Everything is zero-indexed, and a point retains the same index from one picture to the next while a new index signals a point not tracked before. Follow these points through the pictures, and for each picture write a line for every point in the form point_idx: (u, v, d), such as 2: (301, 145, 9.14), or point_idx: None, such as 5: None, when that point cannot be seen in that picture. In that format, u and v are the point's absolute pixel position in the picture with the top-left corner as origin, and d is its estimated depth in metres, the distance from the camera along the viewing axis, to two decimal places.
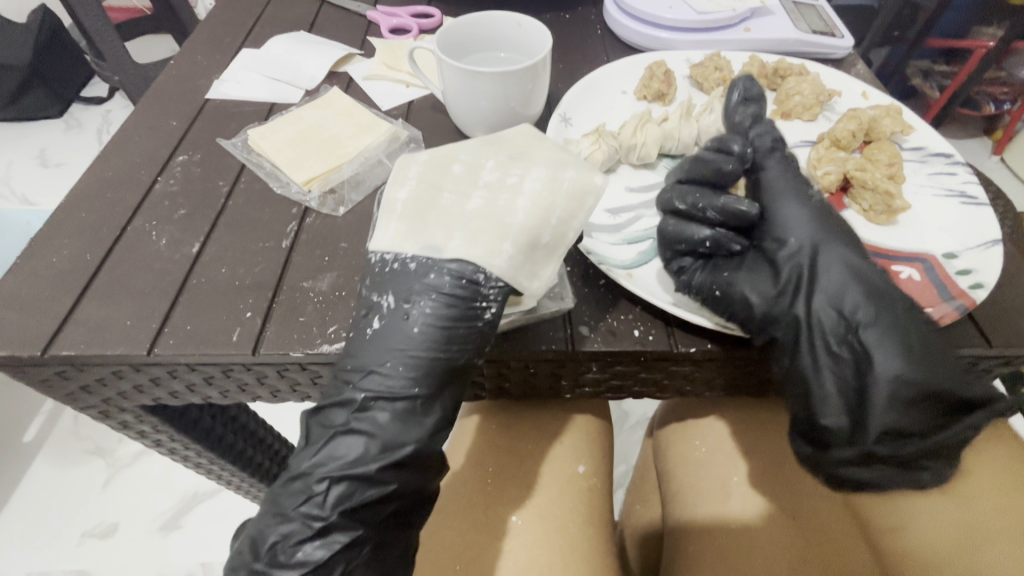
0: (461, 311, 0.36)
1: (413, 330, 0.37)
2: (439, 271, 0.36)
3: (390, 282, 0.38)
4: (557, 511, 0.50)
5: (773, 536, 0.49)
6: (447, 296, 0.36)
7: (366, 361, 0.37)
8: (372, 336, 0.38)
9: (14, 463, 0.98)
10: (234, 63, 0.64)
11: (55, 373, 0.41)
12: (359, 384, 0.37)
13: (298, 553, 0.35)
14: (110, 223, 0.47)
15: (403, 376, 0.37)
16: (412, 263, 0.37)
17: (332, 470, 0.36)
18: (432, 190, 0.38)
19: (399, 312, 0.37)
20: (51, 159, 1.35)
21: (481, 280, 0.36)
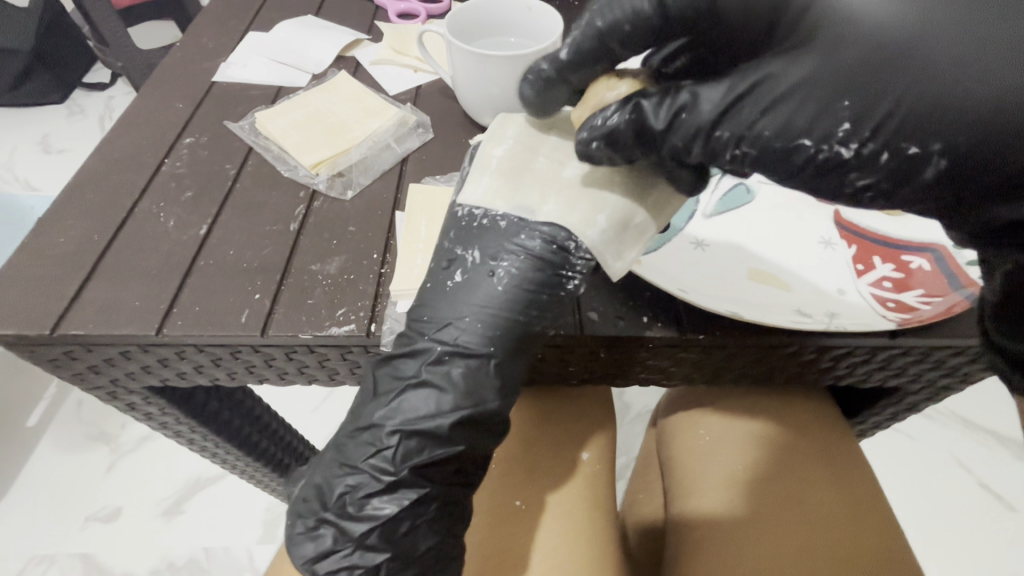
0: (549, 276, 0.37)
1: (497, 289, 0.37)
2: (531, 232, 0.37)
3: (478, 237, 0.38)
4: (563, 496, 0.51)
5: (783, 525, 0.49)
6: (536, 258, 0.37)
7: (444, 314, 0.38)
8: (452, 288, 0.38)
9: (17, 448, 0.99)
10: (239, 47, 0.63)
11: (63, 353, 0.41)
12: (435, 336, 0.37)
13: (367, 507, 0.36)
14: (118, 205, 0.47)
15: (480, 334, 0.37)
16: (504, 220, 0.38)
17: (401, 423, 0.36)
18: (529, 152, 0.40)
19: (483, 269, 0.38)
20: (54, 145, 1.35)
21: (572, 247, 0.37)
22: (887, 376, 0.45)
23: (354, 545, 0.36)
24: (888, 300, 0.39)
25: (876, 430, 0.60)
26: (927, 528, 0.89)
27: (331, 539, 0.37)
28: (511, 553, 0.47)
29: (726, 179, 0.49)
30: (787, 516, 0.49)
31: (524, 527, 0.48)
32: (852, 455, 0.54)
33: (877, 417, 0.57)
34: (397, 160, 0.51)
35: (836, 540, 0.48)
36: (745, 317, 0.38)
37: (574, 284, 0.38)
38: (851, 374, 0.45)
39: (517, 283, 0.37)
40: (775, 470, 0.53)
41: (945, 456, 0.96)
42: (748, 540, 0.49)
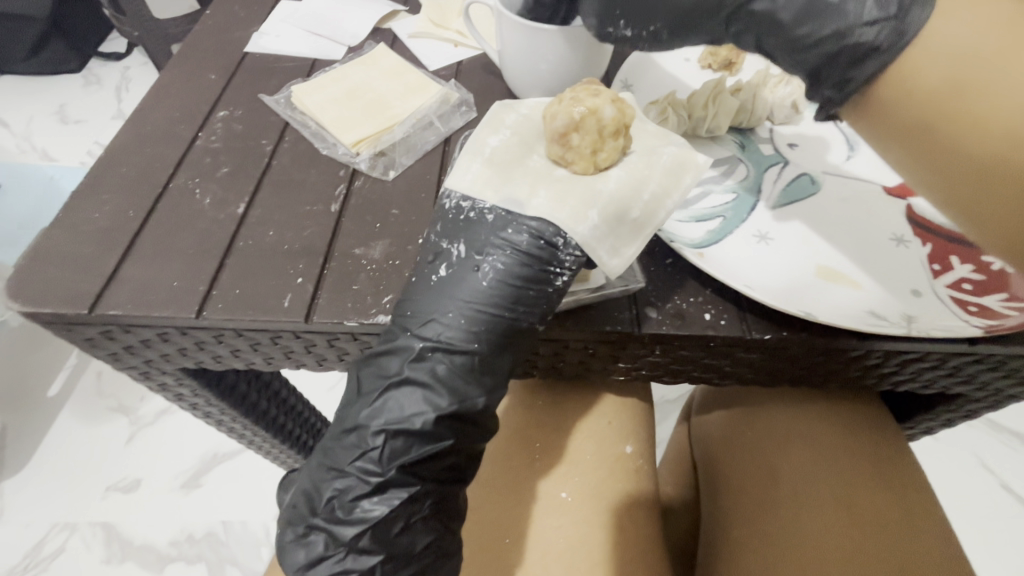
0: (537, 271, 0.35)
1: (480, 284, 0.35)
2: (519, 226, 0.35)
3: (465, 230, 0.36)
4: (605, 490, 0.49)
5: (825, 522, 0.48)
6: (523, 253, 0.35)
7: (426, 309, 0.36)
8: (436, 283, 0.36)
9: (41, 416, 0.99)
10: (273, 16, 0.61)
11: (99, 333, 0.39)
12: (417, 332, 0.35)
13: (357, 509, 0.35)
14: (152, 179, 0.45)
15: (463, 329, 0.35)
16: (491, 213, 0.36)
17: (388, 423, 0.35)
18: (524, 147, 0.38)
19: (469, 264, 0.36)
20: (71, 115, 1.33)
21: (560, 244, 0.35)
22: (953, 382, 0.43)
23: (345, 550, 0.35)
24: (969, 304, 0.37)
25: (922, 434, 0.58)
26: None
27: (322, 544, 0.35)
28: (535, 548, 0.46)
29: (789, 169, 0.46)
30: (829, 511, 0.48)
31: (552, 520, 0.47)
32: (894, 447, 0.52)
33: (928, 422, 0.55)
34: (440, 139, 0.49)
35: (877, 535, 0.46)
36: (819, 318, 0.36)
37: (566, 279, 0.36)
38: (914, 380, 0.42)
39: (500, 280, 0.35)
40: (809, 465, 0.51)
41: (968, 456, 0.94)
42: (785, 536, 0.48)
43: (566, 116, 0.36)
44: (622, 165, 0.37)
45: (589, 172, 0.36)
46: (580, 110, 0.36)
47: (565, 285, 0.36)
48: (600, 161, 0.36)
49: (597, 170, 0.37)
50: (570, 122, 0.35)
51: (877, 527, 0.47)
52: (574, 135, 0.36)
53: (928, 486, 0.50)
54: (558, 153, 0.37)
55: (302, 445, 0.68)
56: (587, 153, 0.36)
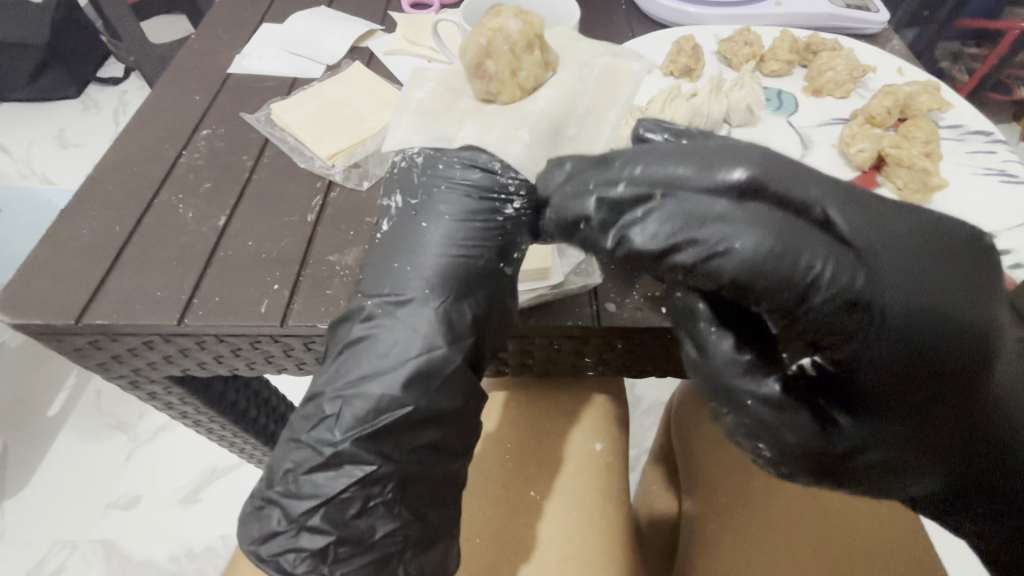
0: (480, 200, 0.37)
1: (421, 226, 0.38)
2: (449, 163, 0.38)
3: (400, 183, 0.39)
4: (578, 488, 0.51)
5: (796, 519, 0.48)
6: (460, 185, 0.38)
7: (374, 264, 0.38)
8: (382, 239, 0.39)
9: (40, 437, 1.01)
10: (255, 38, 0.63)
11: (87, 342, 0.42)
12: (369, 291, 0.37)
13: (309, 484, 0.36)
14: (137, 197, 0.48)
15: (414, 277, 0.37)
16: (421, 157, 0.39)
17: (340, 388, 0.36)
18: (450, 93, 0.42)
19: (407, 211, 0.38)
20: (69, 140, 1.36)
21: (497, 167, 0.37)
22: None
23: (298, 526, 0.36)
24: None
25: None
26: None
27: (277, 519, 0.36)
28: (508, 537, 0.48)
29: None
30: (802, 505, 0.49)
31: (525, 519, 0.49)
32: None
33: None
34: None
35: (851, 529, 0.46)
36: None
37: (517, 205, 0.38)
38: None
39: (444, 217, 0.37)
40: None
41: None
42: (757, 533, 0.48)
43: (476, 49, 0.39)
44: (545, 83, 0.41)
45: (515, 96, 0.40)
46: (485, 41, 0.40)
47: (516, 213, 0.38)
48: (520, 83, 0.40)
49: (522, 92, 0.40)
50: (480, 53, 0.39)
51: (844, 523, 0.46)
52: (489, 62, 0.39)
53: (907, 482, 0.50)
54: (483, 88, 0.40)
55: None
56: (507, 78, 0.40)
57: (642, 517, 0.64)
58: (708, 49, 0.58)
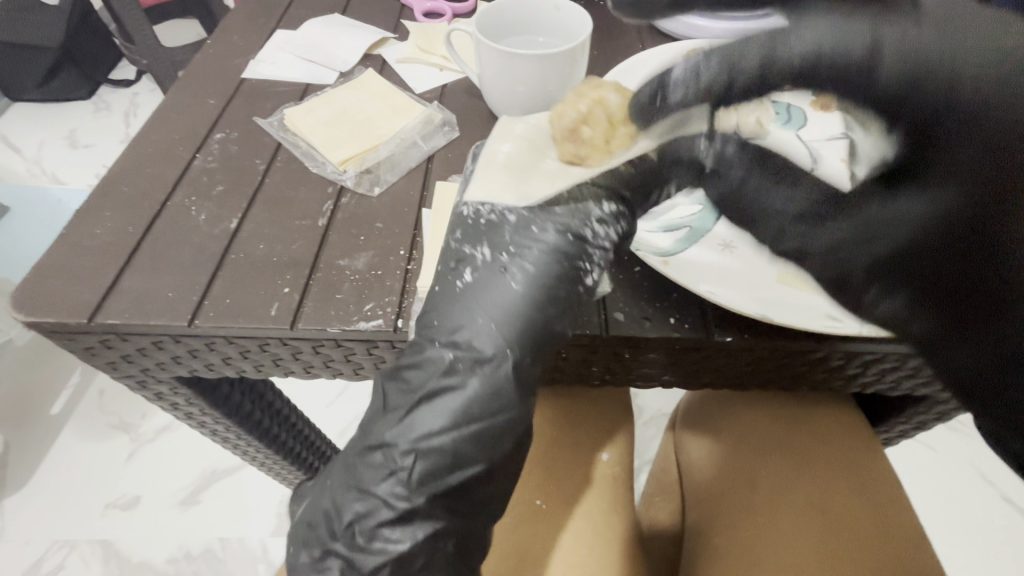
0: (569, 265, 0.36)
1: (509, 284, 0.36)
2: (542, 224, 0.36)
3: (486, 233, 0.37)
4: (581, 498, 0.51)
5: (796, 527, 0.48)
6: (553, 247, 0.36)
7: (454, 320, 0.36)
8: (462, 290, 0.36)
9: (43, 434, 1.01)
10: (269, 44, 0.64)
11: (98, 341, 0.42)
12: (445, 342, 0.35)
13: (378, 538, 0.35)
14: (151, 199, 0.48)
15: (495, 336, 0.35)
16: (513, 214, 0.36)
17: (411, 442, 0.34)
18: (535, 151, 0.37)
19: (494, 265, 0.36)
20: (80, 139, 1.38)
21: (589, 236, 0.37)
22: (915, 385, 0.44)
23: None
24: None
25: (901, 438, 0.59)
26: (947, 543, 0.87)
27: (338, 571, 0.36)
28: (527, 551, 0.47)
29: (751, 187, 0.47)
30: (804, 518, 0.48)
31: (541, 533, 0.48)
32: (849, 431, 0.54)
33: (902, 425, 0.56)
34: (424, 158, 0.52)
35: (851, 528, 0.47)
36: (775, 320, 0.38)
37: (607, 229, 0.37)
38: (878, 382, 0.44)
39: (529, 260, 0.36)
40: (785, 474, 0.52)
41: (966, 466, 0.94)
42: (760, 540, 0.48)
43: (574, 111, 0.36)
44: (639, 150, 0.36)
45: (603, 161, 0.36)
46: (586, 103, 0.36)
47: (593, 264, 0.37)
48: (613, 149, 0.36)
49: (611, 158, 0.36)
50: (578, 116, 0.36)
51: (851, 541, 0.46)
52: (589, 126, 0.36)
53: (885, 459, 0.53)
54: (571, 151, 0.36)
55: (296, 456, 0.69)
56: (600, 144, 0.36)
57: (644, 524, 0.64)
58: None
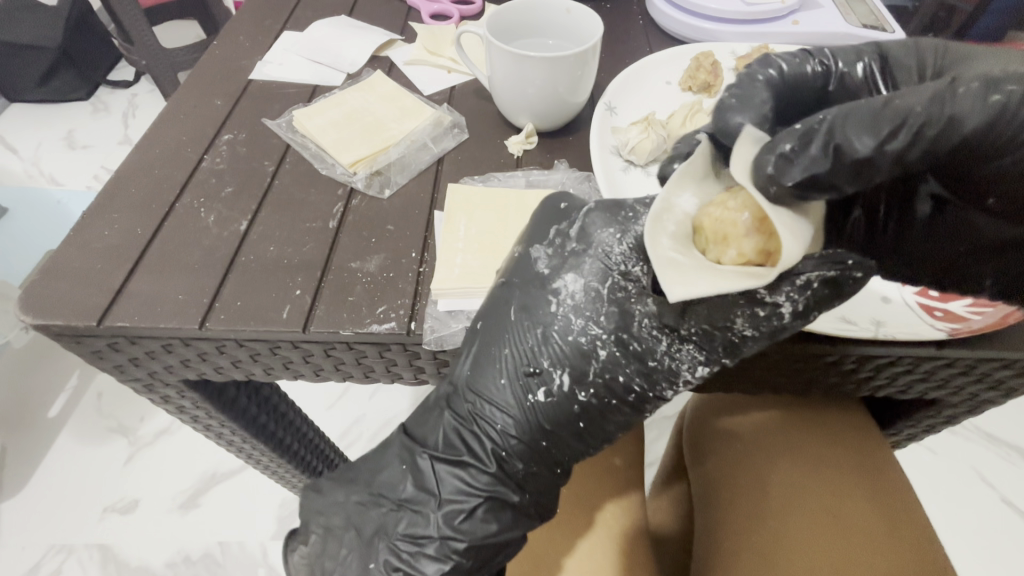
0: (630, 415, 0.39)
1: (576, 419, 0.39)
2: (626, 372, 0.37)
3: (572, 361, 0.38)
4: (595, 501, 0.51)
5: (809, 531, 0.48)
6: (627, 398, 0.38)
7: (518, 433, 0.39)
8: (533, 410, 0.39)
9: (40, 437, 1.00)
10: (276, 45, 0.64)
11: (106, 344, 0.41)
12: (501, 451, 0.40)
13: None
14: (159, 201, 0.48)
15: (545, 457, 0.40)
16: (604, 353, 0.37)
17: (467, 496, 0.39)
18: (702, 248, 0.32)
19: (569, 397, 0.38)
20: (78, 140, 1.37)
21: (666, 393, 0.38)
22: (928, 387, 0.44)
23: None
24: (936, 309, 0.40)
25: (910, 441, 0.59)
26: (948, 546, 0.87)
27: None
28: (541, 555, 0.47)
29: None
30: (815, 523, 0.48)
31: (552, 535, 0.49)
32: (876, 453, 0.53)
33: (912, 429, 0.56)
34: (434, 160, 0.51)
35: (868, 545, 0.46)
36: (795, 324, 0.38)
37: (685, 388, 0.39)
38: (890, 385, 0.43)
39: (596, 403, 0.38)
40: (796, 476, 0.51)
41: (967, 468, 0.94)
42: (771, 545, 0.48)
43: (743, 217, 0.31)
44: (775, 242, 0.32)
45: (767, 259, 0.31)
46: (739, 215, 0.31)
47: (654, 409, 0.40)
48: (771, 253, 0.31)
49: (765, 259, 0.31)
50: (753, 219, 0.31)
51: (862, 543, 0.46)
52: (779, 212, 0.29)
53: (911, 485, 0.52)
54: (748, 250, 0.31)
55: (302, 461, 0.68)
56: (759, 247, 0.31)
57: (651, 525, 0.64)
58: (726, 65, 0.58)
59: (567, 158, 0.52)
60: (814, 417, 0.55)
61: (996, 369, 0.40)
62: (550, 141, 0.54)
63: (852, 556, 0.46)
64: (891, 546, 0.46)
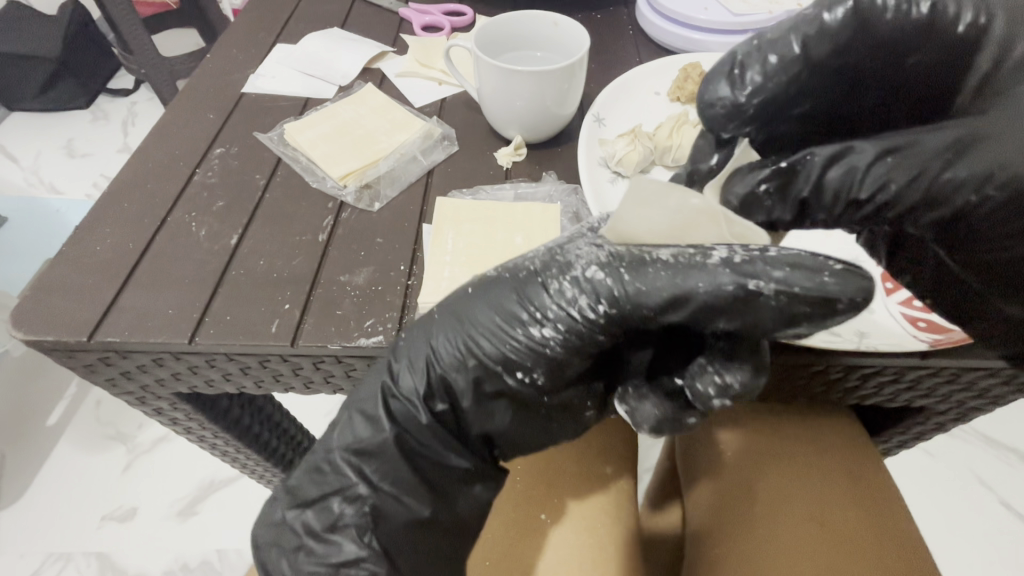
0: (518, 308, 0.37)
1: (478, 309, 0.38)
2: (540, 262, 0.38)
3: (510, 260, 0.40)
4: (588, 512, 0.51)
5: (797, 541, 0.48)
6: (530, 291, 0.37)
7: (425, 323, 0.39)
8: (445, 299, 0.40)
9: (38, 446, 1.00)
10: (269, 58, 0.64)
11: (98, 359, 0.42)
12: (398, 351, 0.39)
13: None
14: (151, 215, 0.48)
15: (439, 358, 0.38)
16: (532, 252, 0.39)
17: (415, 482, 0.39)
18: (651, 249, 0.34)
19: (486, 286, 0.39)
20: (77, 149, 1.38)
21: (556, 284, 0.36)
22: (913, 396, 0.44)
23: None
24: (919, 320, 0.39)
25: (900, 449, 0.59)
26: (947, 550, 0.87)
27: None
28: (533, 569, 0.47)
29: None
30: (803, 534, 0.48)
31: (544, 548, 0.48)
32: (872, 470, 0.53)
33: (902, 436, 0.56)
34: (424, 172, 0.52)
35: (857, 556, 0.47)
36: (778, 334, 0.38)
37: (580, 320, 0.36)
38: (876, 395, 0.44)
39: (499, 312, 0.37)
40: (785, 484, 0.52)
41: (965, 472, 0.94)
42: (760, 556, 0.48)
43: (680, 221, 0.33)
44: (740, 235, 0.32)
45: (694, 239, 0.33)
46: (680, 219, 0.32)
47: (548, 337, 0.36)
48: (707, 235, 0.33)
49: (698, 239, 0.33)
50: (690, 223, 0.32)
51: (849, 555, 0.47)
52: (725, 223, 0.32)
53: (908, 512, 0.51)
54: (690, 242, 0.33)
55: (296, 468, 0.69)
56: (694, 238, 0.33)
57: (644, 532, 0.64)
58: None
59: (555, 170, 0.52)
60: (814, 427, 0.55)
61: (978, 379, 0.41)
62: (539, 153, 0.54)
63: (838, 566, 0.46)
64: (878, 558, 0.47)
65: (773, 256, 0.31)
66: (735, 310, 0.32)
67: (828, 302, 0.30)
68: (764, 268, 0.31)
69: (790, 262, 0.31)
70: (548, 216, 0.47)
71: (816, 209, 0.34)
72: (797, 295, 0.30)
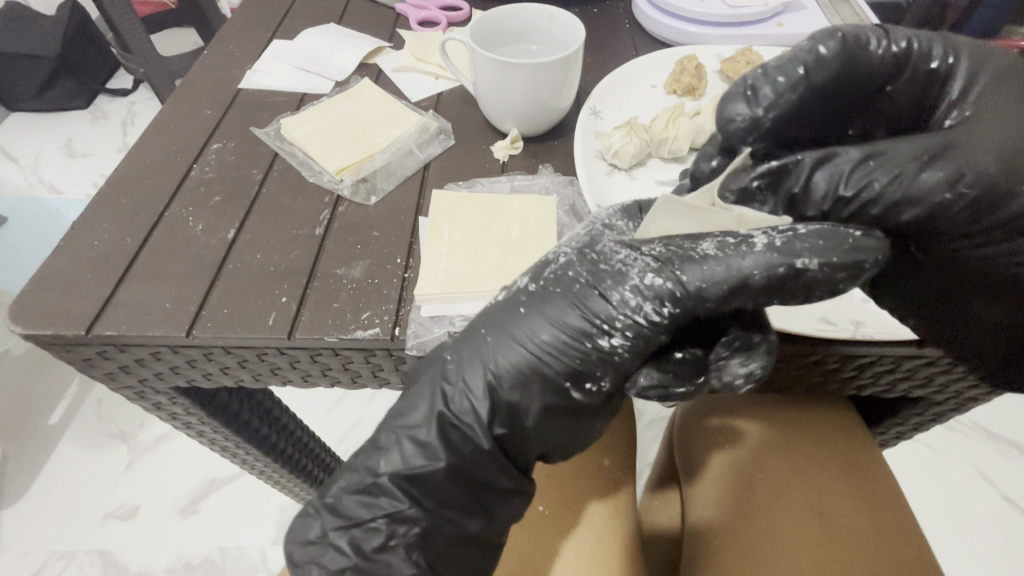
0: (582, 321, 0.36)
1: (531, 325, 0.37)
2: (581, 271, 0.37)
3: (538, 268, 0.39)
4: (585, 504, 0.51)
5: (794, 532, 0.48)
6: (585, 302, 0.36)
7: (469, 344, 0.38)
8: (483, 316, 0.38)
9: (40, 444, 1.01)
10: (265, 54, 0.64)
11: (96, 353, 0.42)
12: (449, 375, 0.37)
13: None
14: (149, 210, 0.48)
15: (500, 381, 0.37)
16: (562, 257, 0.38)
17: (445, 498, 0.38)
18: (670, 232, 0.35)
19: (526, 298, 0.37)
20: (77, 149, 1.38)
21: (617, 296, 0.35)
22: (909, 386, 0.44)
23: None
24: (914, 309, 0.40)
25: (897, 439, 0.59)
26: (946, 544, 0.87)
27: None
28: (529, 559, 0.48)
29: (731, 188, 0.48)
30: (799, 526, 0.48)
31: (541, 538, 0.49)
32: (870, 461, 0.53)
33: (898, 427, 0.56)
34: (420, 166, 0.52)
35: (852, 547, 0.47)
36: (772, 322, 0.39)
37: (646, 325, 0.35)
38: (874, 384, 0.44)
39: (563, 329, 0.36)
40: (783, 476, 0.52)
41: (966, 466, 0.94)
42: (756, 547, 0.48)
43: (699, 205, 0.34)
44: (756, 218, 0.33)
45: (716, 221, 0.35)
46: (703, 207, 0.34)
47: (616, 346, 0.35)
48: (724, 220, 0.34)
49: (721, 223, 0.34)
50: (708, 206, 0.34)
51: (845, 546, 0.47)
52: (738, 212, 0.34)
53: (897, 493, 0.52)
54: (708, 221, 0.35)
55: (295, 464, 0.69)
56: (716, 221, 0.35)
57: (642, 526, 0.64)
58: (710, 68, 0.59)
59: (552, 163, 0.52)
60: (806, 412, 0.56)
61: (974, 369, 0.41)
62: (535, 146, 0.54)
63: (833, 558, 0.46)
64: (873, 549, 0.47)
65: (808, 233, 0.32)
66: (790, 289, 0.33)
67: (858, 266, 0.32)
68: (804, 247, 0.32)
69: (825, 236, 0.32)
70: (544, 209, 0.47)
71: (809, 205, 0.35)
72: (838, 265, 0.32)
